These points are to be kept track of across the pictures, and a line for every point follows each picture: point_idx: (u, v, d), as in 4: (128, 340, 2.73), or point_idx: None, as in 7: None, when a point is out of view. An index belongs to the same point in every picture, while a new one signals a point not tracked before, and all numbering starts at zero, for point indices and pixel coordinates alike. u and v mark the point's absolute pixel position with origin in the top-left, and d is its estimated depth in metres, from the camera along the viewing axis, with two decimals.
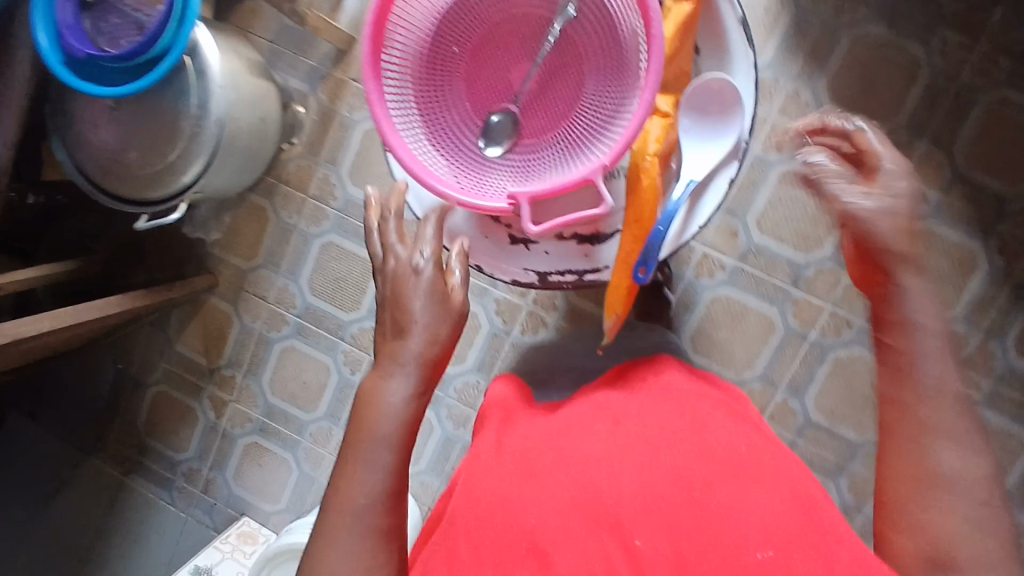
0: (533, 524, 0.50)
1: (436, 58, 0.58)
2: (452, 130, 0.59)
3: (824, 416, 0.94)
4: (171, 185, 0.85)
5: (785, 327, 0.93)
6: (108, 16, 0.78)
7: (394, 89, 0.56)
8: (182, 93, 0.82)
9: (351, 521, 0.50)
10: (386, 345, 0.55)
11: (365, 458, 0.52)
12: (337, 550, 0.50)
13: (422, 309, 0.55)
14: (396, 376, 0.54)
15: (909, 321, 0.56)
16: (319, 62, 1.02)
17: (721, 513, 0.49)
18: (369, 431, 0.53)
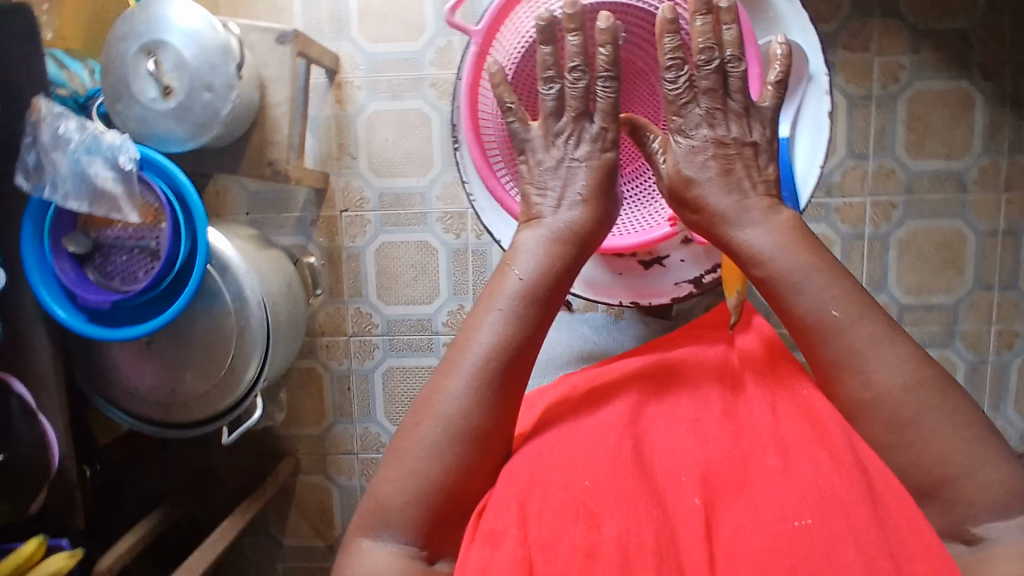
0: (591, 482, 0.49)
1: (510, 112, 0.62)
2: None
3: (914, 296, 0.96)
4: (236, 390, 0.82)
5: (840, 236, 0.96)
6: (113, 256, 0.76)
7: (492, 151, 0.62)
8: (214, 295, 0.80)
9: (467, 375, 0.51)
10: (533, 208, 0.55)
11: (491, 317, 0.52)
12: (455, 386, 0.51)
13: (583, 181, 0.54)
14: (535, 243, 0.54)
15: (763, 254, 0.51)
16: (303, 210, 1.01)
17: (799, 482, 0.47)
18: (506, 286, 0.53)
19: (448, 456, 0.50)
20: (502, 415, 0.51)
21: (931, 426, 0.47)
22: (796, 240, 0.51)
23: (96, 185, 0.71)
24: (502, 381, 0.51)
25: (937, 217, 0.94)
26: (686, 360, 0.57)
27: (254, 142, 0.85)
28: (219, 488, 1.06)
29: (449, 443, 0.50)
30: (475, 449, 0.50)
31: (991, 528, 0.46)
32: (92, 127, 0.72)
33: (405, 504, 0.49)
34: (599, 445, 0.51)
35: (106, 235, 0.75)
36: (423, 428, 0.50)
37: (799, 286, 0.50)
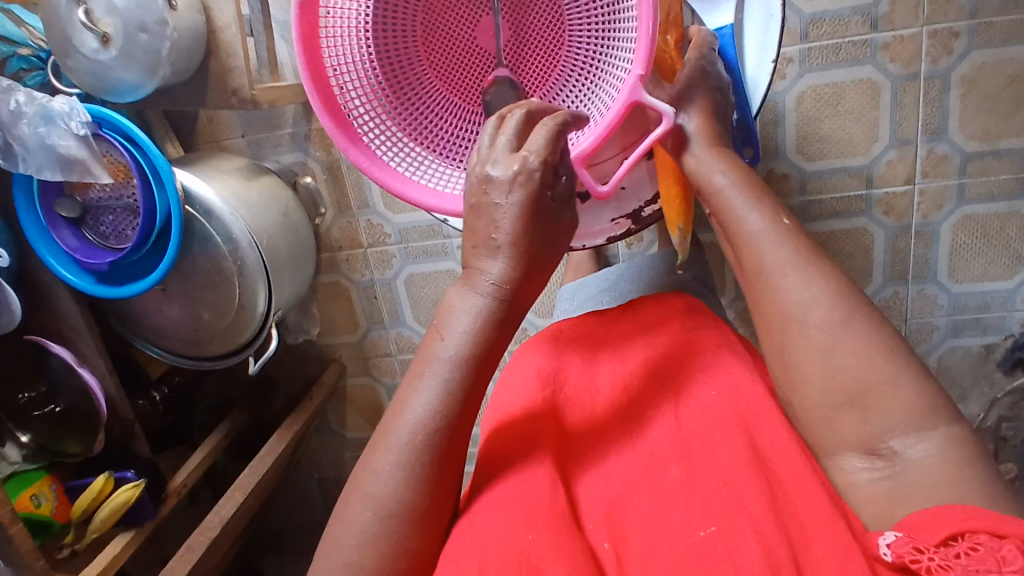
0: (528, 533, 0.40)
1: (386, 61, 0.54)
2: (424, 127, 0.55)
3: (979, 142, 0.82)
4: (251, 321, 0.85)
5: (889, 78, 0.81)
6: (102, 216, 0.78)
7: (361, 109, 0.53)
8: (206, 239, 0.80)
9: (396, 452, 0.44)
10: (471, 261, 0.47)
11: (423, 388, 0.45)
12: (381, 465, 0.44)
13: (508, 228, 0.45)
14: (468, 302, 0.46)
15: (716, 180, 0.53)
16: (295, 125, 0.97)
17: (702, 490, 0.42)
18: (437, 352, 0.45)
19: (381, 540, 0.42)
20: (438, 490, 0.44)
21: (849, 344, 0.44)
22: (738, 170, 0.53)
23: (63, 154, 0.71)
24: (440, 460, 0.44)
25: (1009, 45, 0.78)
26: (587, 395, 0.52)
27: (214, 71, 0.80)
28: (281, 394, 1.16)
29: (381, 527, 0.43)
30: (410, 531, 0.43)
31: (907, 446, 0.41)
32: (41, 97, 0.70)
33: None
34: (529, 480, 0.44)
35: (90, 197, 0.77)
36: (352, 513, 0.43)
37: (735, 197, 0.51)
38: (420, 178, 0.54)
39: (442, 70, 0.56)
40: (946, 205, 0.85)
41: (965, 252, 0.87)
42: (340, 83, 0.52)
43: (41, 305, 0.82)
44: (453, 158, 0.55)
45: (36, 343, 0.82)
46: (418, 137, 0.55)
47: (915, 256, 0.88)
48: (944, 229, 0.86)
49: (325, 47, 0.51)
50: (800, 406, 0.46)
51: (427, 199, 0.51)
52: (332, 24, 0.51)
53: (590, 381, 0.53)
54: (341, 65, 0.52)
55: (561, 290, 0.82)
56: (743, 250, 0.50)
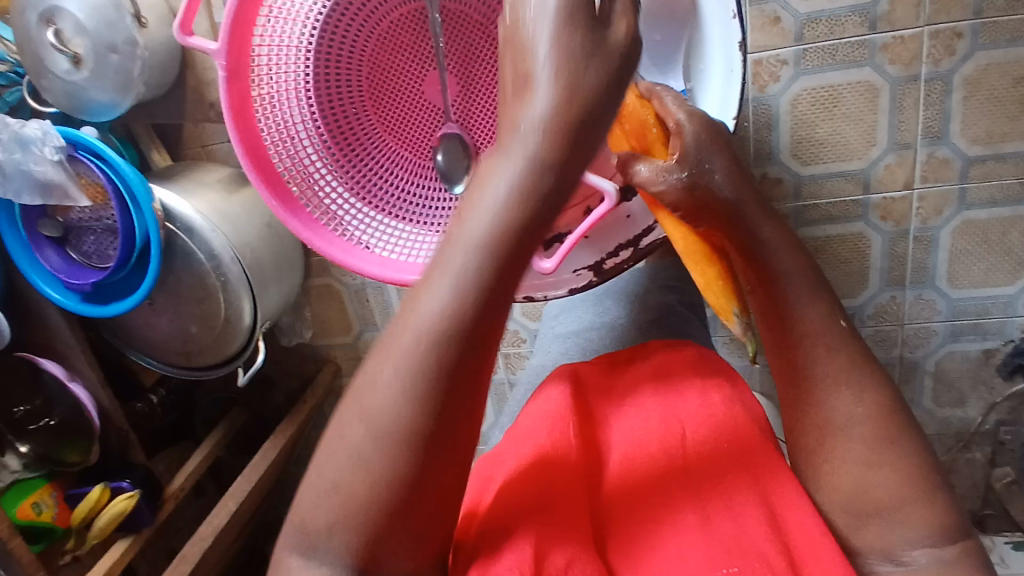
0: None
1: (330, 124, 0.57)
2: (375, 186, 0.59)
3: (983, 146, 0.79)
4: (237, 333, 0.85)
5: (887, 80, 0.77)
6: (84, 236, 0.77)
7: (306, 176, 0.57)
8: (189, 256, 0.80)
9: (405, 354, 0.38)
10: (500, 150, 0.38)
11: (435, 283, 0.38)
12: (453, 256, 0.38)
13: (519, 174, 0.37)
14: (503, 174, 0.37)
15: (773, 269, 0.46)
16: None
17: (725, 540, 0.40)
18: (461, 231, 0.38)
19: (374, 463, 0.37)
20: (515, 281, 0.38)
21: (891, 464, 0.42)
22: (795, 254, 0.47)
23: (40, 179, 0.71)
24: (455, 373, 0.38)
25: (1018, 43, 0.73)
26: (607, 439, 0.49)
27: (190, 85, 0.79)
28: (279, 393, 1.16)
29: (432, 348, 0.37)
30: (409, 461, 0.38)
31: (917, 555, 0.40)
32: (13, 123, 0.69)
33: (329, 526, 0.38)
34: (556, 521, 0.41)
35: (71, 218, 0.76)
36: (401, 329, 0.38)
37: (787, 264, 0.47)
38: (368, 243, 0.57)
39: (391, 125, 0.60)
40: (945, 210, 0.82)
41: (965, 258, 0.84)
42: (281, 151, 0.56)
43: (31, 321, 0.82)
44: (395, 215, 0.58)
45: (28, 360, 0.83)
46: (365, 195, 0.58)
47: (912, 260, 0.86)
48: (943, 234, 0.83)
49: (259, 120, 0.55)
50: (831, 500, 0.43)
51: (371, 268, 0.55)
52: (267, 93, 0.55)
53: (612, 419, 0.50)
54: (284, 133, 0.56)
55: (547, 305, 0.83)
56: (789, 346, 0.45)
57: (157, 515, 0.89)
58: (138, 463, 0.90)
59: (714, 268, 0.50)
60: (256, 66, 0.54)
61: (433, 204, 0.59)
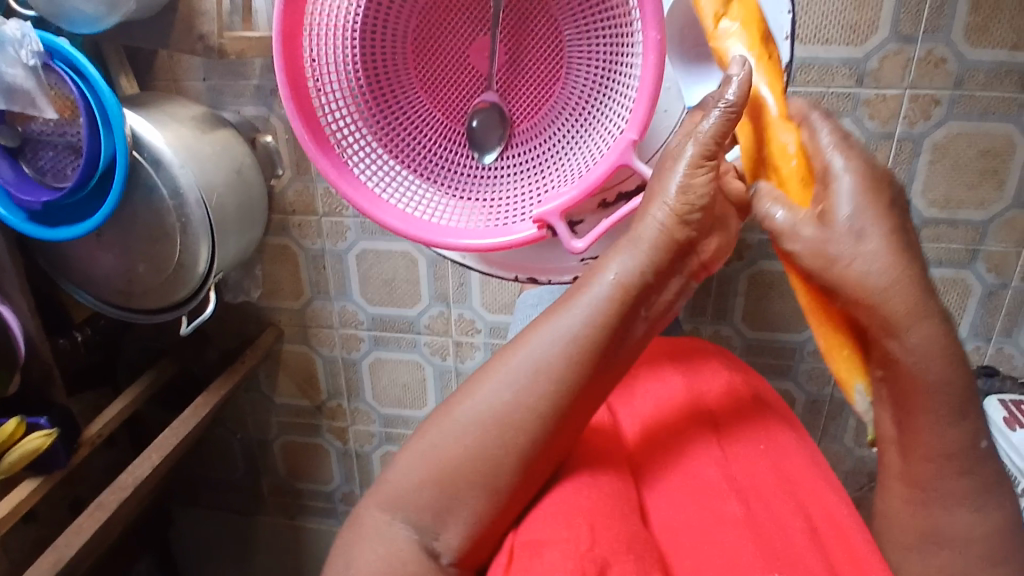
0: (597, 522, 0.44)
1: (377, 72, 0.57)
2: (408, 140, 0.59)
3: (938, 209, 0.84)
4: (190, 280, 0.81)
5: (864, 135, 0.81)
6: (41, 150, 0.72)
7: (341, 122, 0.58)
8: (150, 190, 0.76)
9: (506, 379, 0.48)
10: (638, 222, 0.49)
11: (557, 321, 0.48)
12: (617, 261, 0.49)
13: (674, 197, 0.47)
14: (625, 256, 0.48)
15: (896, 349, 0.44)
16: (260, 77, 0.91)
17: (764, 526, 0.44)
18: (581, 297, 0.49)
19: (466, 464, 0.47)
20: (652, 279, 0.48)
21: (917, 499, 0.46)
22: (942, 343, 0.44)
23: (8, 82, 0.66)
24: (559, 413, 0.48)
25: (987, 119, 0.79)
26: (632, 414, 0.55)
27: (181, 13, 0.75)
28: (213, 351, 1.11)
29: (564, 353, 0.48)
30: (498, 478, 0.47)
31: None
32: None
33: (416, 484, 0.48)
34: (599, 490, 0.47)
35: (31, 128, 0.71)
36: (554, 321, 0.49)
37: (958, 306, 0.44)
38: (393, 196, 0.59)
39: (431, 84, 0.59)
40: None
41: None
42: (321, 93, 0.57)
43: None
44: (422, 174, 0.60)
45: None
46: (396, 149, 0.59)
47: None
48: None
49: (308, 53, 0.55)
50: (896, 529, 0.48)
51: (393, 222, 0.57)
52: (317, 27, 0.55)
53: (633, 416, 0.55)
54: (327, 71, 0.56)
55: (521, 295, 0.81)
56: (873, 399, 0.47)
57: (71, 459, 0.84)
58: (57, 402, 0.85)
59: (839, 333, 0.48)
60: (316, 3, 0.54)
61: (462, 171, 0.60)
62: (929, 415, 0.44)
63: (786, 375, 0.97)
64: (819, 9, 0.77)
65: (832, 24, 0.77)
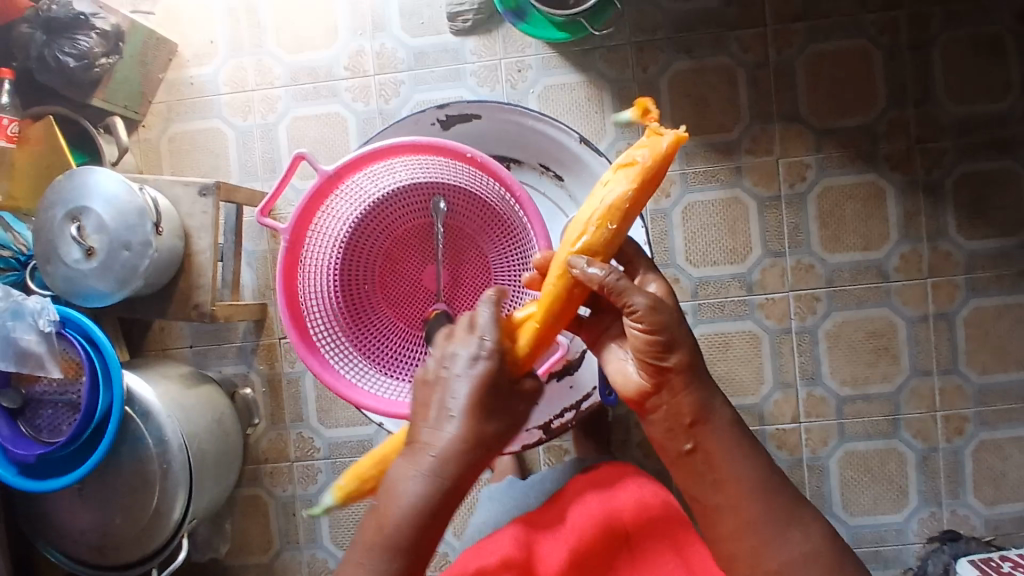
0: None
1: (349, 292, 0.70)
2: (378, 342, 0.71)
3: (850, 386, 0.96)
4: (163, 530, 0.82)
5: (768, 331, 0.95)
6: (41, 409, 0.80)
7: (322, 332, 0.69)
8: (136, 440, 0.82)
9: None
10: (419, 436, 0.56)
11: (376, 554, 0.54)
12: (415, 477, 0.55)
13: (461, 395, 0.55)
14: (414, 477, 0.55)
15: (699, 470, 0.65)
16: (243, 339, 1.03)
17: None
18: (381, 527, 0.55)
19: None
20: (456, 488, 0.55)
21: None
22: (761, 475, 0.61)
23: (21, 347, 0.77)
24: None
25: (864, 306, 0.95)
26: (549, 562, 0.63)
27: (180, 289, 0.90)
28: None
29: (393, 556, 0.54)
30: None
31: None
32: (19, 295, 0.80)
33: None
34: None
35: (33, 390, 0.80)
36: (379, 532, 0.55)
37: (701, 473, 0.60)
38: (368, 388, 0.69)
39: (394, 299, 0.72)
40: (830, 441, 0.95)
41: (855, 486, 0.95)
42: (307, 309, 0.68)
43: None
44: (389, 369, 0.70)
45: None
46: (367, 351, 0.70)
47: (811, 489, 0.96)
48: (833, 464, 0.96)
49: (297, 281, 0.68)
50: None
51: (370, 404, 0.66)
52: (307, 262, 0.68)
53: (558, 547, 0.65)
54: (312, 299, 0.68)
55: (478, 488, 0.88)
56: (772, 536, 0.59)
57: None
58: None
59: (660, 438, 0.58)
60: (304, 243, 0.68)
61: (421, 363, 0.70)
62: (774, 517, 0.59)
63: None
64: (702, 239, 0.96)
65: (715, 247, 0.96)
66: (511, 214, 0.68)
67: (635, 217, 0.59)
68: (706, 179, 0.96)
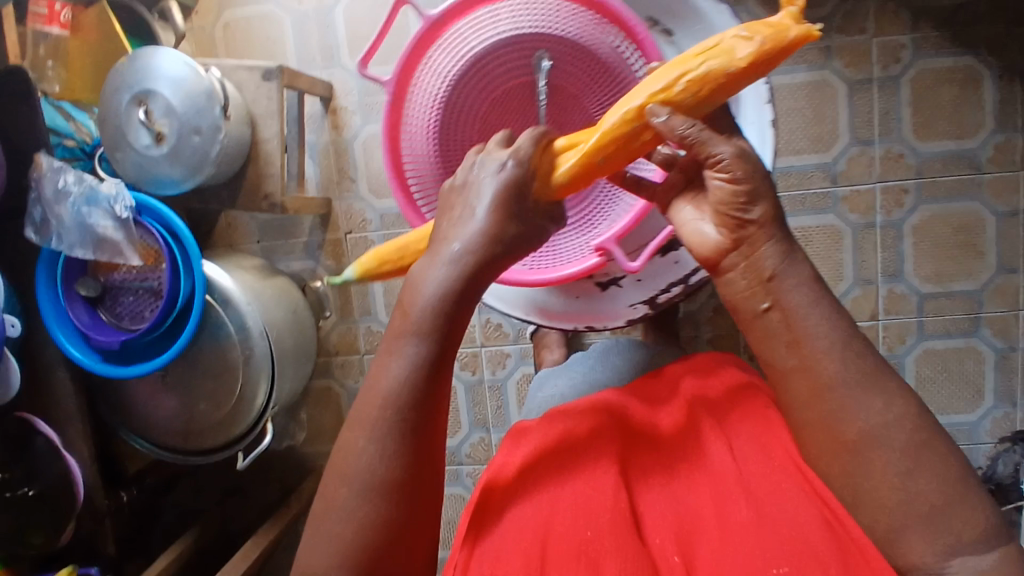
0: (587, 530, 0.46)
1: (450, 154, 0.69)
2: None
3: (933, 284, 0.92)
4: (246, 415, 0.85)
5: (849, 225, 0.92)
6: (121, 297, 0.81)
7: (425, 194, 0.68)
8: (218, 327, 0.83)
9: (368, 429, 0.49)
10: (440, 233, 0.53)
11: (407, 347, 0.50)
12: (432, 274, 0.51)
13: (486, 193, 0.52)
14: (436, 271, 0.51)
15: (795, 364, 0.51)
16: (309, 235, 1.03)
17: (776, 528, 0.43)
18: (406, 325, 0.51)
19: (359, 512, 0.48)
20: (468, 293, 0.51)
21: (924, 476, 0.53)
22: None
23: (98, 233, 0.76)
24: (411, 419, 0.49)
25: (952, 200, 0.90)
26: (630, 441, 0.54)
27: (249, 178, 0.89)
28: (253, 506, 1.10)
29: (407, 368, 0.49)
30: (388, 503, 0.48)
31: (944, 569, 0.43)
32: (90, 180, 0.77)
33: (329, 566, 0.48)
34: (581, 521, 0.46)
35: (113, 278, 0.80)
36: (397, 343, 0.50)
37: (779, 336, 0.47)
38: None
39: None
40: (908, 339, 0.93)
41: (930, 384, 0.94)
42: (410, 170, 0.67)
43: (33, 384, 0.81)
44: None
45: (26, 420, 0.80)
46: None
47: None
48: (909, 362, 0.94)
49: (400, 141, 0.66)
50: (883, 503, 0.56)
51: None
52: (409, 121, 0.66)
53: (641, 420, 0.56)
54: (413, 155, 0.67)
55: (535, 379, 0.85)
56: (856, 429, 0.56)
57: None
58: (108, 553, 0.85)
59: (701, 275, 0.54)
60: (406, 102, 0.65)
61: None
62: (859, 385, 0.45)
63: None
64: (783, 127, 0.91)
65: (800, 135, 0.91)
66: (626, 67, 0.63)
67: (724, 95, 0.52)
68: (792, 62, 0.90)
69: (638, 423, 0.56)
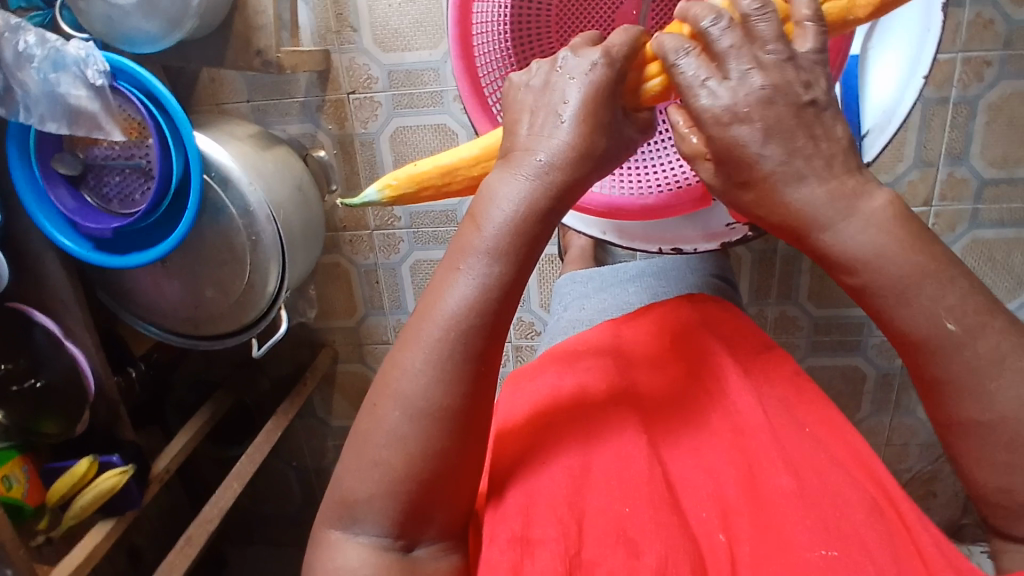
0: (626, 506, 0.39)
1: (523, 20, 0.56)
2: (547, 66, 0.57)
3: (997, 168, 0.85)
4: (259, 302, 0.79)
5: (920, 101, 0.82)
6: (106, 177, 0.72)
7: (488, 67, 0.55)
8: (218, 209, 0.74)
9: (433, 336, 0.40)
10: (517, 144, 0.42)
11: (473, 265, 0.40)
12: (508, 183, 0.40)
13: (575, 99, 0.41)
14: (515, 184, 0.40)
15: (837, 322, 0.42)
16: (306, 94, 0.91)
17: (818, 509, 0.38)
18: (474, 240, 0.40)
19: (422, 422, 0.39)
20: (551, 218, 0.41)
21: None
22: None
23: (72, 104, 0.65)
24: (481, 346, 0.40)
25: None
26: (650, 387, 0.47)
27: (237, 29, 0.74)
28: (267, 378, 1.08)
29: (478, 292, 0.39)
30: (452, 424, 0.39)
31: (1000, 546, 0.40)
32: (53, 39, 0.64)
33: (373, 493, 0.39)
34: (615, 512, 0.38)
35: (94, 154, 0.70)
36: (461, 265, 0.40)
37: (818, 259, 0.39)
38: None
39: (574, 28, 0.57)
40: (958, 227, 0.88)
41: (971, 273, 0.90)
42: (478, 36, 0.55)
43: (23, 273, 0.74)
44: None
45: (22, 312, 0.75)
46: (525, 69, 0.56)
47: None
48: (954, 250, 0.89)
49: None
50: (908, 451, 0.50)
51: None
52: None
53: (653, 378, 0.48)
54: None
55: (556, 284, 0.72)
56: None
57: (143, 498, 0.81)
58: (128, 439, 0.82)
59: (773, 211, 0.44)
60: None
61: None
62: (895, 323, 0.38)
63: (856, 350, 0.95)
64: None
65: None
66: None
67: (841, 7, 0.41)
68: None
69: (656, 380, 0.48)
